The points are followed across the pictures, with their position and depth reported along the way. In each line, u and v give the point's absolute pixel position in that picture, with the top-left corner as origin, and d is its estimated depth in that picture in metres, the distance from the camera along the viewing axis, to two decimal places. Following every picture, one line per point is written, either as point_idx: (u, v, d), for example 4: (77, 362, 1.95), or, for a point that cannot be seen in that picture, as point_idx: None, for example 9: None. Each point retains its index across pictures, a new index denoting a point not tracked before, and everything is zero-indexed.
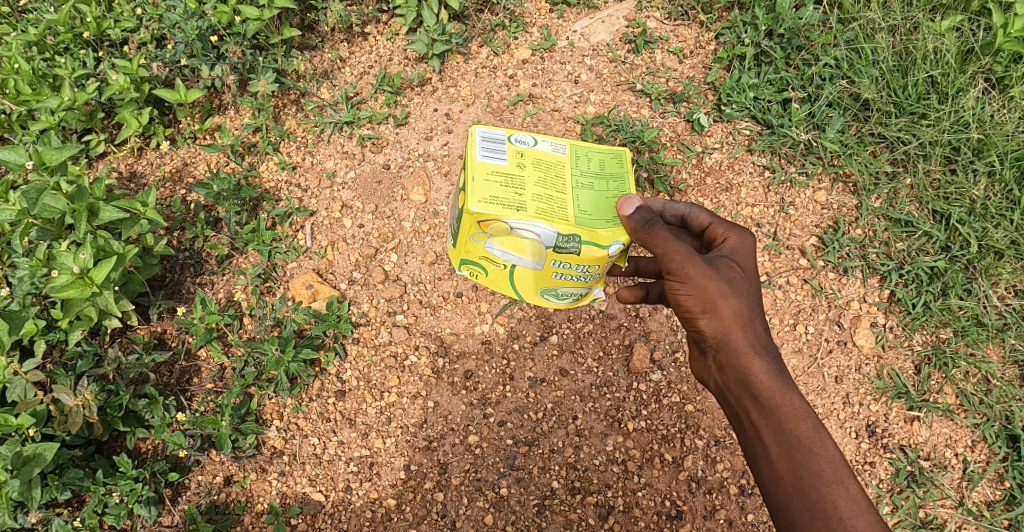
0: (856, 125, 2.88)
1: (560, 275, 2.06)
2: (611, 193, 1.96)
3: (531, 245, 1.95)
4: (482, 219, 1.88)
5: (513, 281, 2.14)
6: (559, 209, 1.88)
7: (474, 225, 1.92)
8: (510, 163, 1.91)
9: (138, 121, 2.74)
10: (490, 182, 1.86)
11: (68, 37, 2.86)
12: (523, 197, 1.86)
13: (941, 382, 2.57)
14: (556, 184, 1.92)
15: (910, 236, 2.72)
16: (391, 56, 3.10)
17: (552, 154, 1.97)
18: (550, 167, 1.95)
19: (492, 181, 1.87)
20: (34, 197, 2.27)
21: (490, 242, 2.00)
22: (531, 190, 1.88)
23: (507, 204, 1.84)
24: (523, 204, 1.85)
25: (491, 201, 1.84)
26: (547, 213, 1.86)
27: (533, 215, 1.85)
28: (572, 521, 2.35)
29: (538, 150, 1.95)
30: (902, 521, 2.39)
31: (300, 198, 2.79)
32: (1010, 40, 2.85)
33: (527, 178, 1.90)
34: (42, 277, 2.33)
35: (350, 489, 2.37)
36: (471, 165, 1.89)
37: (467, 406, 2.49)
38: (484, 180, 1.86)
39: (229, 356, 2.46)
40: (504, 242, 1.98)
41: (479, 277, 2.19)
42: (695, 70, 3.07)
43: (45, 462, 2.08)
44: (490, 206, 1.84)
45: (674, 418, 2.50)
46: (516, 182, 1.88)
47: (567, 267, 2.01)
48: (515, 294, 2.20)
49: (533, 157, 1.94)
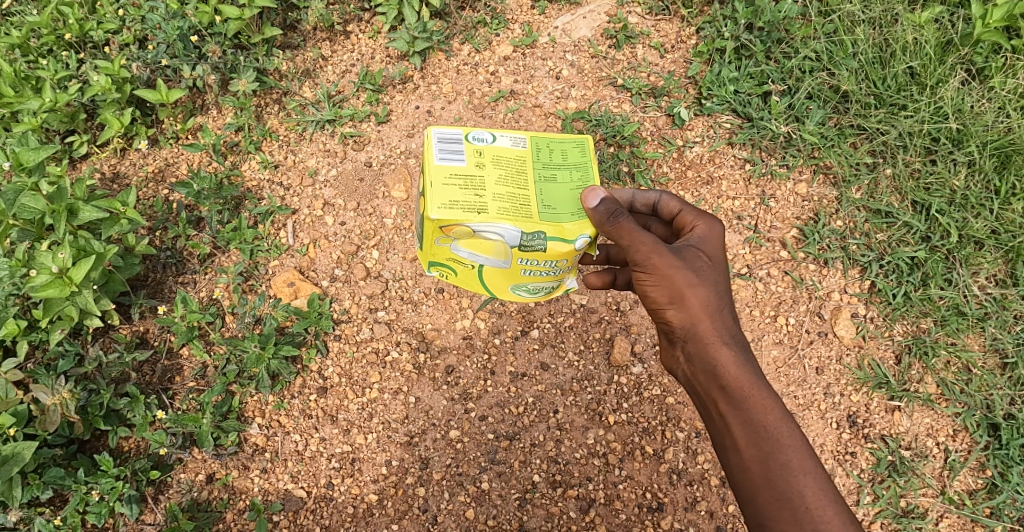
0: (836, 117, 2.88)
1: (530, 272, 2.02)
2: (576, 183, 1.96)
3: (496, 246, 1.92)
4: (443, 225, 1.86)
5: (483, 280, 2.09)
6: (521, 207, 1.87)
7: (436, 230, 1.90)
8: (469, 164, 1.90)
9: (120, 121, 2.77)
10: (448, 186, 1.85)
11: (51, 38, 2.88)
12: (483, 197, 1.85)
13: (922, 372, 2.57)
14: (518, 180, 1.92)
15: (890, 227, 2.73)
16: (373, 54, 3.11)
17: (510, 149, 1.97)
18: (510, 163, 1.95)
19: (451, 184, 1.86)
20: (12, 198, 2.31)
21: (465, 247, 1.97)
22: (492, 189, 1.87)
23: (467, 208, 1.83)
24: (484, 206, 1.84)
25: (451, 206, 1.83)
26: (510, 212, 1.85)
27: (495, 216, 1.84)
28: (554, 514, 2.36)
29: (497, 147, 1.95)
30: (883, 510, 2.40)
31: (282, 196, 2.80)
32: (989, 30, 2.86)
33: (486, 178, 1.89)
34: (22, 277, 2.30)
35: (331, 485, 2.38)
36: (430, 169, 1.88)
37: (448, 401, 2.49)
38: (443, 185, 1.86)
39: (211, 354, 2.47)
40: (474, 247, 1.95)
41: (450, 277, 2.14)
42: (676, 65, 3.08)
43: (23, 461, 2.09)
44: (451, 211, 1.82)
45: (655, 411, 2.51)
46: (476, 183, 1.88)
47: (535, 264, 1.98)
48: (486, 292, 2.16)
49: (491, 155, 1.94)
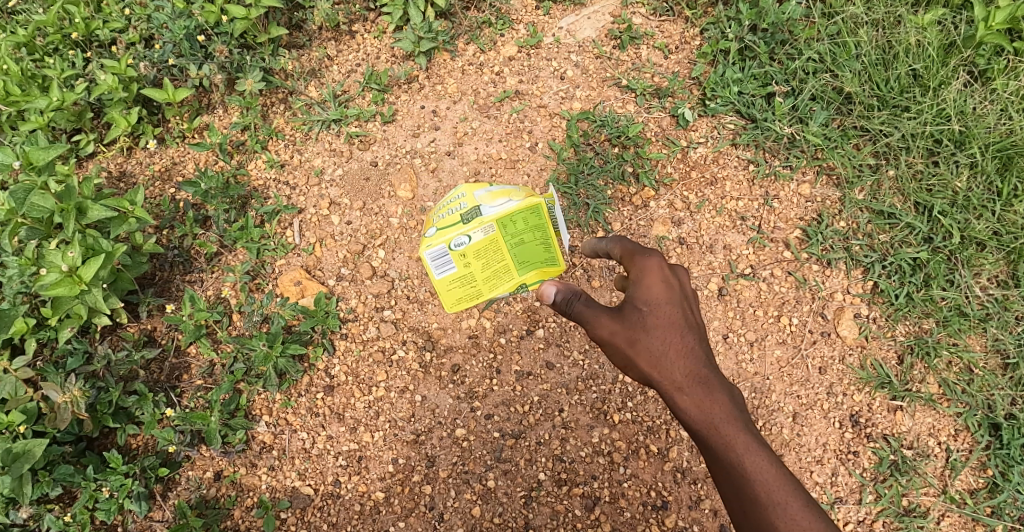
0: (839, 119, 2.90)
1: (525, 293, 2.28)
2: (538, 241, 2.15)
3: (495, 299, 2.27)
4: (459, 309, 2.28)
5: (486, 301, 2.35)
6: (504, 277, 2.15)
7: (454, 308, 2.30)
8: (458, 267, 2.12)
9: (127, 121, 2.79)
10: (451, 287, 2.16)
11: (57, 37, 2.89)
12: (477, 287, 2.16)
13: (924, 372, 2.59)
14: (493, 255, 2.10)
15: (893, 228, 2.74)
16: (379, 54, 3.12)
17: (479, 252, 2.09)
18: (486, 252, 2.09)
19: (453, 287, 2.16)
20: (22, 197, 2.32)
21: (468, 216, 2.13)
22: (480, 279, 2.14)
23: (469, 296, 2.19)
24: (480, 292, 2.17)
25: (460, 300, 2.21)
26: (500, 285, 2.16)
27: (491, 295, 2.18)
28: (559, 512, 2.39)
29: (473, 246, 2.07)
30: (885, 509, 2.43)
31: (289, 195, 2.82)
32: (992, 32, 2.88)
33: (475, 273, 2.13)
34: (30, 276, 2.33)
35: (339, 482, 2.40)
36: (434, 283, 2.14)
37: (454, 400, 2.51)
38: (447, 289, 2.16)
39: (218, 353, 2.49)
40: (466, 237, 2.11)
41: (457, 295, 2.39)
42: (680, 66, 3.09)
43: (34, 458, 2.10)
44: (461, 304, 2.22)
45: (660, 410, 2.51)
46: (468, 278, 2.14)
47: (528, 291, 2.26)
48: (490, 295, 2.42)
49: (472, 253, 2.09)
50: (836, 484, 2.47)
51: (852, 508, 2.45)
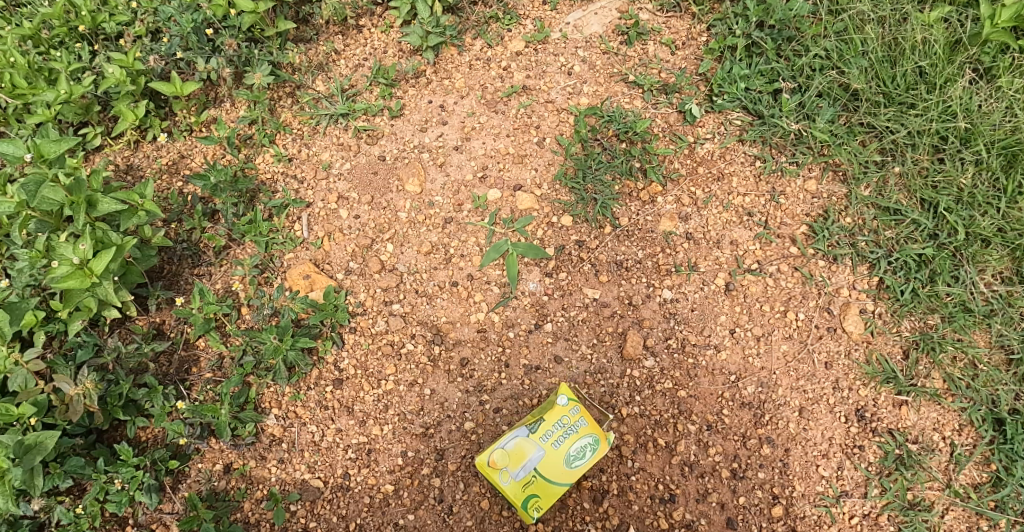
0: (846, 115, 2.92)
1: (552, 421, 2.33)
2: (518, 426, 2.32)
3: (554, 444, 2.31)
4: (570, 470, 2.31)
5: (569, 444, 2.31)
6: (540, 449, 2.30)
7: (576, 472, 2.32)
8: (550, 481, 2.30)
9: (135, 114, 2.78)
10: (553, 484, 2.30)
11: (64, 30, 2.89)
12: (544, 464, 2.29)
13: (929, 367, 2.60)
14: (542, 458, 2.30)
15: (898, 224, 2.76)
16: (386, 49, 3.13)
17: (597, 447, 2.35)
18: (543, 478, 2.29)
19: (550, 490, 2.29)
20: (33, 189, 2.32)
21: (520, 478, 2.27)
22: (542, 460, 2.29)
23: (555, 464, 2.30)
24: (547, 458, 2.30)
25: (557, 472, 2.30)
26: (539, 453, 2.30)
27: (550, 451, 2.30)
28: (568, 505, 2.40)
29: (531, 488, 2.28)
30: (890, 503, 2.44)
31: (296, 189, 2.83)
32: (999, 31, 2.89)
33: (545, 470, 2.29)
34: (41, 268, 2.35)
35: (348, 475, 2.41)
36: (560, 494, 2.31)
37: (463, 393, 2.52)
38: (556, 489, 2.30)
39: (227, 346, 2.49)
40: (520, 467, 2.27)
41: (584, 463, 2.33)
42: (687, 62, 3.10)
43: (46, 450, 2.11)
44: (561, 476, 2.30)
45: (667, 404, 2.54)
46: (544, 472, 2.29)
47: (548, 418, 2.33)
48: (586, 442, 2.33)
49: (542, 485, 2.29)
50: (842, 478, 2.48)
51: (858, 502, 2.45)
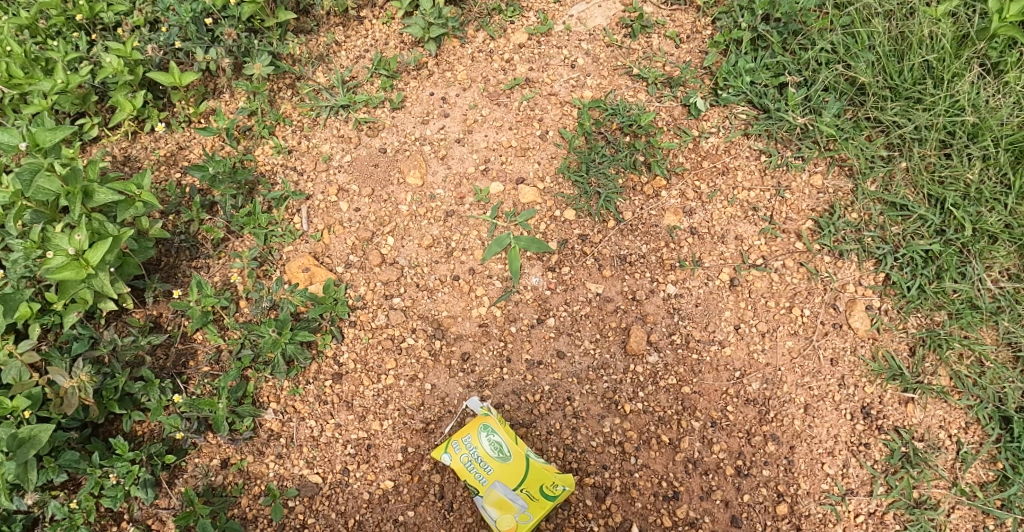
0: (852, 110, 2.88)
1: (472, 468, 2.25)
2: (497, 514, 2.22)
3: (492, 461, 2.23)
4: (496, 432, 2.25)
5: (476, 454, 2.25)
6: (501, 469, 2.23)
7: (497, 428, 2.26)
8: (518, 460, 2.23)
9: (132, 104, 2.74)
10: (515, 458, 2.23)
11: (61, 20, 2.85)
12: (513, 474, 2.22)
13: (936, 364, 2.57)
14: (507, 476, 2.22)
15: (905, 220, 2.73)
16: (387, 40, 3.09)
17: (492, 424, 2.26)
18: (514, 468, 2.22)
19: (518, 458, 2.23)
20: (28, 178, 2.29)
21: (525, 504, 2.20)
22: (505, 471, 2.22)
23: (503, 450, 2.23)
24: (503, 463, 2.23)
25: (503, 445, 2.24)
26: (503, 476, 2.22)
27: (496, 464, 2.23)
28: (570, 502, 2.37)
29: (532, 477, 2.21)
30: (896, 501, 2.41)
31: (296, 181, 2.79)
32: (1006, 25, 2.84)
33: (512, 473, 2.22)
34: (36, 259, 2.29)
35: (347, 471, 2.37)
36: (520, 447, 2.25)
37: (464, 389, 2.49)
38: (518, 450, 2.24)
39: (225, 339, 2.46)
40: (514, 501, 2.20)
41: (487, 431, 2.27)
42: (691, 55, 3.07)
43: (39, 444, 2.07)
44: (503, 443, 2.24)
45: (671, 400, 2.51)
46: (513, 473, 2.22)
47: (473, 469, 2.25)
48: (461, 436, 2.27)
49: (518, 464, 2.22)
50: (848, 476, 2.45)
51: (863, 500, 2.42)
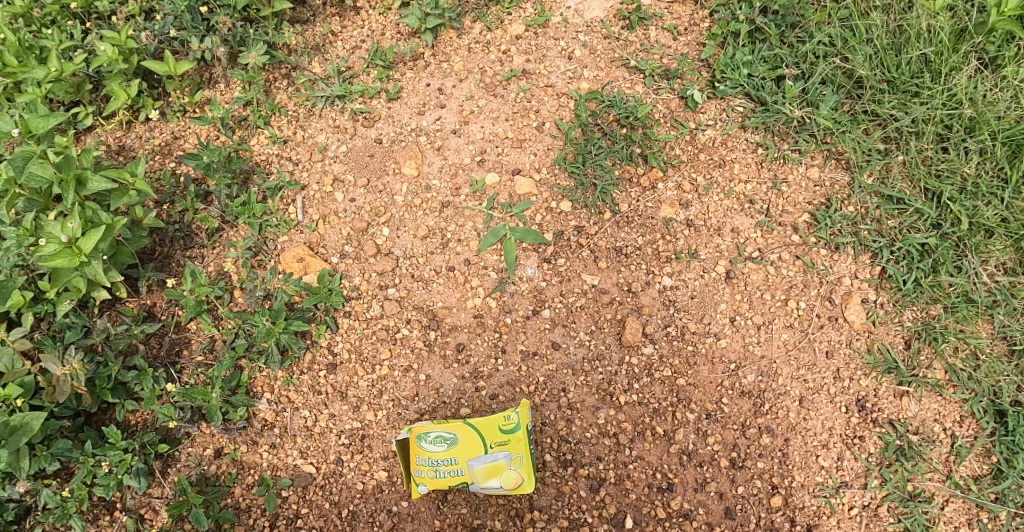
0: (849, 103, 2.88)
1: (444, 474, 2.23)
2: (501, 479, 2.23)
3: (455, 454, 2.23)
4: (429, 431, 2.25)
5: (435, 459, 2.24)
6: (468, 450, 2.24)
7: (429, 428, 2.26)
8: (461, 432, 2.25)
9: (126, 93, 2.73)
10: (460, 436, 2.24)
11: (55, 8, 2.83)
12: (473, 444, 2.24)
13: (931, 358, 2.57)
14: (473, 448, 2.24)
15: (902, 213, 2.72)
16: (384, 31, 3.08)
17: (421, 430, 2.26)
18: (467, 440, 2.24)
19: (462, 435, 2.25)
20: (21, 165, 2.28)
21: (506, 453, 2.23)
22: (468, 447, 2.24)
23: (451, 438, 2.24)
24: (462, 443, 2.24)
25: (445, 434, 2.24)
26: (470, 450, 2.23)
27: (456, 452, 2.23)
28: (564, 493, 2.37)
29: (487, 430, 2.25)
30: (891, 494, 2.41)
31: (291, 171, 2.78)
32: (1004, 19, 2.82)
33: (470, 444, 2.24)
34: (29, 247, 2.28)
35: (341, 461, 2.37)
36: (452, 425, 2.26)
37: (458, 380, 2.48)
38: (455, 428, 2.25)
39: (219, 329, 2.45)
40: (501, 459, 2.22)
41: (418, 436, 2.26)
42: (689, 47, 3.06)
43: (32, 431, 2.07)
44: (444, 431, 2.24)
45: (666, 392, 2.50)
46: (469, 443, 2.24)
47: (447, 473, 2.23)
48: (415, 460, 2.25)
49: (466, 432, 2.25)
50: (842, 468, 2.45)
51: (857, 492, 2.42)
